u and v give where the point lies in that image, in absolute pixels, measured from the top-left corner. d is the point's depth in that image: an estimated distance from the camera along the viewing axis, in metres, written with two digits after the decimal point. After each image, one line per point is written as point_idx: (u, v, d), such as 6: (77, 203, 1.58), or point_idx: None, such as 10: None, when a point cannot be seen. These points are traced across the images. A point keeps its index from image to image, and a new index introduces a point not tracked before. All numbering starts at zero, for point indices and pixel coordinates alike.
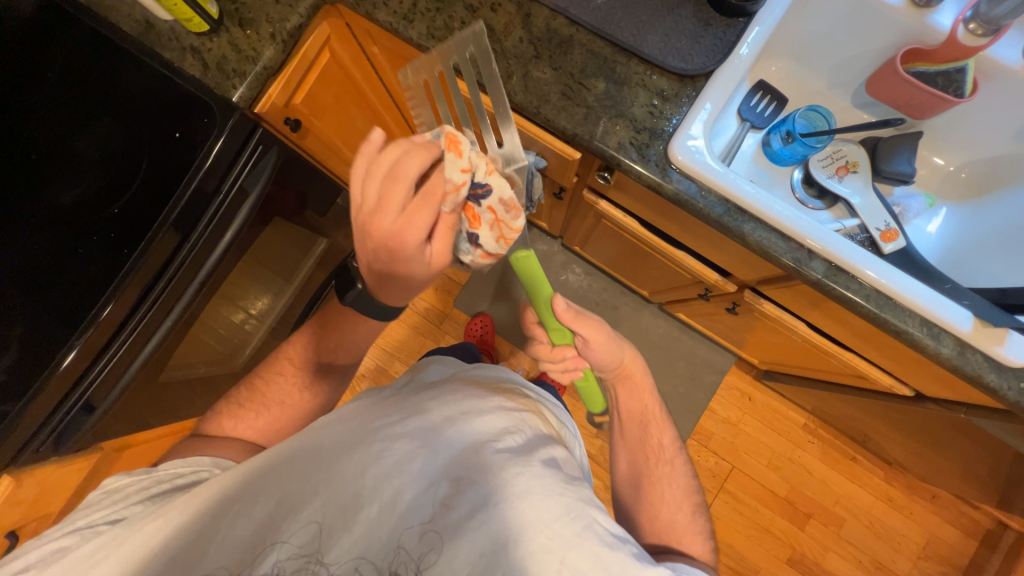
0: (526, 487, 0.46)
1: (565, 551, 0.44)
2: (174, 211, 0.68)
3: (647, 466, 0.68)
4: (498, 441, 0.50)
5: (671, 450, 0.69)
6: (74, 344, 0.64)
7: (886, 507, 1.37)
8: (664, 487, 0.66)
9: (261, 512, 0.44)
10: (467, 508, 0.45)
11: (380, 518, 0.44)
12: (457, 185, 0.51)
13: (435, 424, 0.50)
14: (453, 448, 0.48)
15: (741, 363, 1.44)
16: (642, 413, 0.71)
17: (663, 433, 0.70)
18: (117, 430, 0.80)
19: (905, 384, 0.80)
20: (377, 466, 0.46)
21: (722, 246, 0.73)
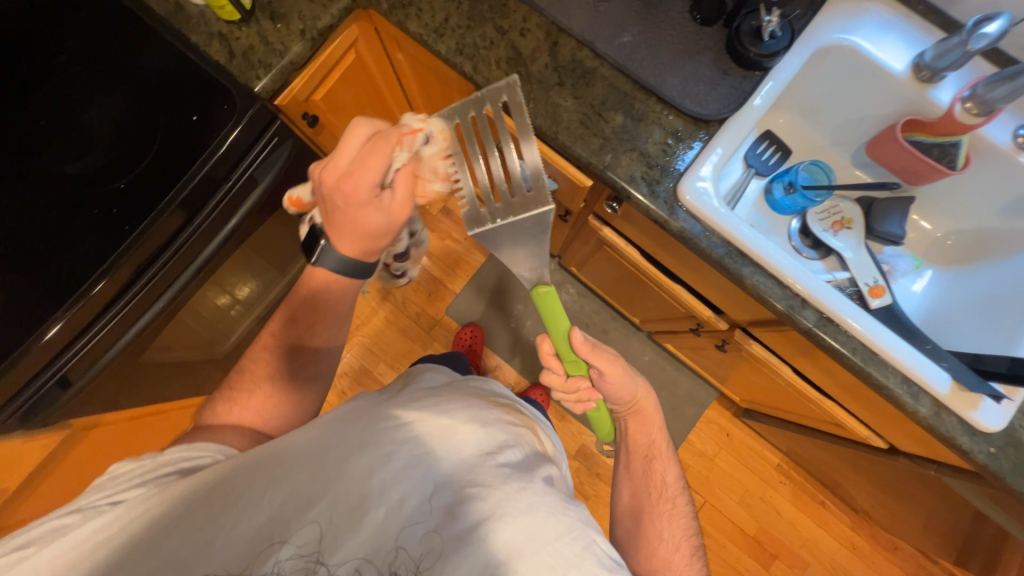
0: (529, 503, 0.46)
1: (566, 569, 0.45)
2: (184, 192, 0.67)
3: (649, 501, 0.68)
4: (501, 454, 0.50)
5: (674, 488, 0.69)
6: (59, 318, 0.62)
7: (850, 554, 1.39)
8: (663, 524, 0.66)
9: (267, 509, 0.43)
10: (472, 520, 0.44)
11: (383, 524, 0.43)
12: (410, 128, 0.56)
13: (439, 433, 0.49)
14: (457, 458, 0.48)
15: (722, 399, 1.46)
16: (648, 448, 0.71)
17: (667, 470, 0.70)
18: (88, 409, 0.78)
19: (880, 436, 0.82)
20: (383, 470, 0.45)
21: (718, 286, 0.75)
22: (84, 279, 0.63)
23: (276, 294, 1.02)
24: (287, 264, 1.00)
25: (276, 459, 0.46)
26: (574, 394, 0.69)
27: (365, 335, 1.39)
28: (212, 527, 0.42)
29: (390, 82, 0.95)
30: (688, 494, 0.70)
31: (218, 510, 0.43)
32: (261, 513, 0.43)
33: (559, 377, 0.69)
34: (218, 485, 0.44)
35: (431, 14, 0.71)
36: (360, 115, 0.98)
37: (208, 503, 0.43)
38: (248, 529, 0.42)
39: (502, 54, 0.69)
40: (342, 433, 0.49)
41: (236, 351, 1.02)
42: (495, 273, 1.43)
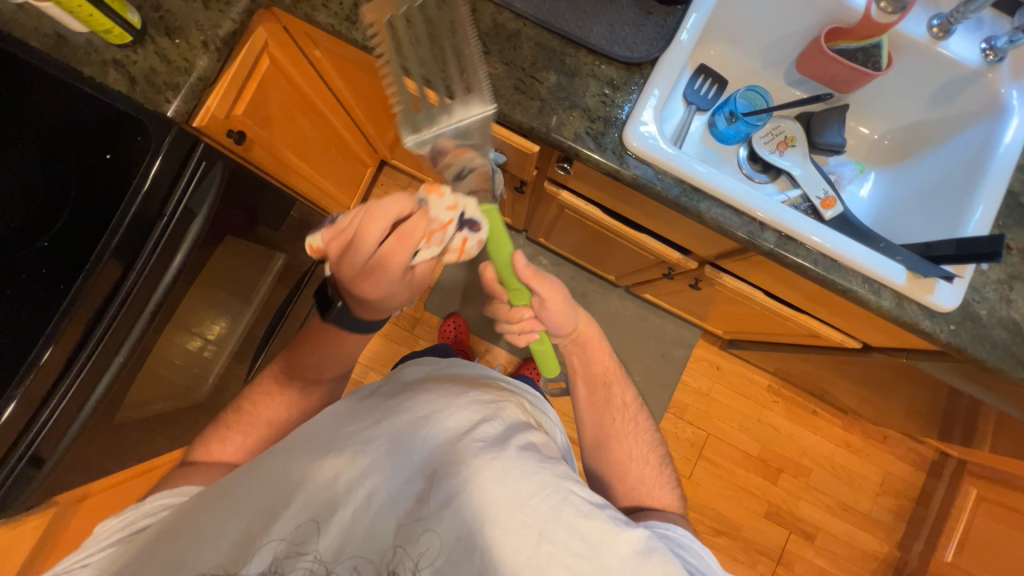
0: (500, 471, 0.47)
1: (544, 524, 0.46)
2: (114, 240, 0.63)
3: (614, 427, 0.70)
4: (473, 430, 0.51)
5: (632, 408, 0.72)
6: (12, 395, 0.58)
7: (846, 452, 1.48)
8: (629, 445, 0.69)
9: (234, 530, 0.44)
10: (441, 499, 0.46)
11: (356, 519, 0.45)
12: (443, 223, 0.52)
13: (406, 426, 0.50)
14: (426, 443, 0.49)
15: (707, 336, 1.51)
16: (605, 375, 0.73)
17: (625, 393, 0.72)
18: (73, 481, 0.74)
19: (854, 338, 0.86)
20: (349, 471, 0.47)
21: (681, 226, 0.76)
22: (30, 350, 0.60)
23: (247, 325, 0.98)
24: (251, 293, 0.96)
25: (246, 477, 0.48)
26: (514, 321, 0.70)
27: None
28: (179, 561, 0.43)
29: (312, 80, 0.92)
30: (648, 415, 0.74)
31: (187, 541, 0.44)
32: (232, 537, 0.44)
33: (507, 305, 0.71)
34: (197, 520, 0.45)
35: (338, 2, 0.67)
36: (290, 123, 0.94)
37: (171, 538, 0.44)
38: (218, 555, 0.43)
39: None
40: (310, 444, 0.50)
41: (218, 392, 0.99)
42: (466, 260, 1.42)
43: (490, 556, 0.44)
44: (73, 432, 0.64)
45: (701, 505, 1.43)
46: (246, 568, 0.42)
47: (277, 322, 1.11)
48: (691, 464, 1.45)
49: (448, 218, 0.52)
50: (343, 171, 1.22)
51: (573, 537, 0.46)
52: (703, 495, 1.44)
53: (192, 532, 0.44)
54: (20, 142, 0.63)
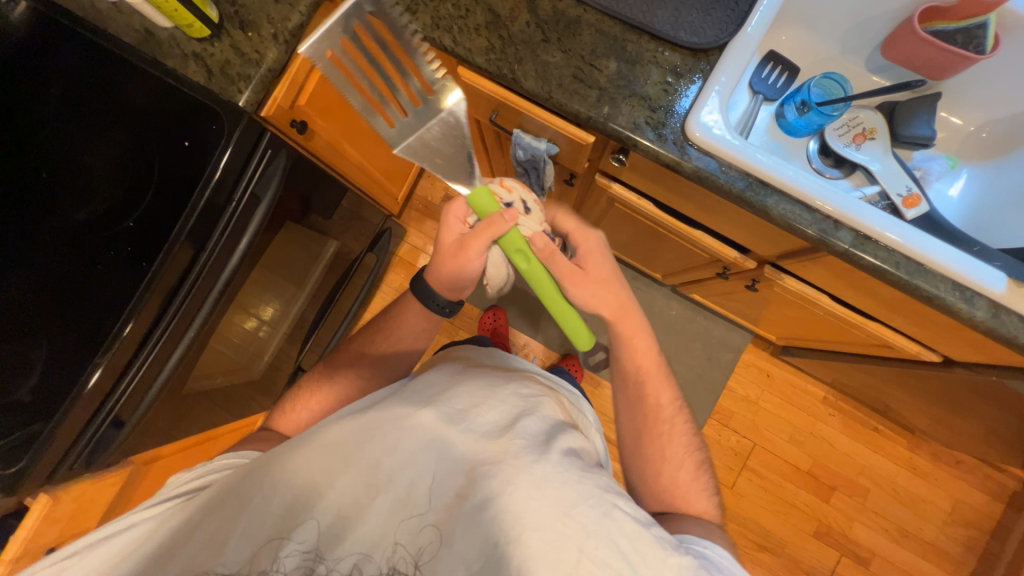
0: (541, 477, 0.47)
1: (584, 539, 0.45)
2: (189, 223, 0.67)
3: (646, 425, 0.66)
4: (514, 430, 0.51)
5: (668, 407, 0.67)
6: (100, 362, 0.64)
7: (910, 475, 1.37)
8: (664, 445, 0.65)
9: (279, 503, 0.47)
10: (478, 498, 0.46)
11: (393, 510, 0.47)
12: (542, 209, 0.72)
13: (449, 418, 0.51)
14: (466, 440, 0.49)
15: (757, 341, 1.43)
16: (638, 371, 0.68)
17: (661, 392, 0.67)
18: (146, 443, 0.81)
19: (932, 350, 0.79)
20: (389, 461, 0.48)
21: (741, 223, 0.72)
22: (114, 324, 0.65)
23: (300, 308, 1.03)
24: (304, 278, 1.00)
25: (298, 447, 0.50)
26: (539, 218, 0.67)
27: None
28: (229, 526, 0.46)
29: None
30: (687, 414, 0.68)
31: (236, 510, 0.46)
32: (275, 515, 0.46)
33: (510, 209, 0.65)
34: (246, 487, 0.48)
35: None
36: (347, 114, 0.97)
37: (222, 504, 0.47)
38: (264, 529, 0.45)
39: (481, 20, 0.66)
40: (352, 430, 0.50)
41: (272, 369, 1.05)
42: None
43: (525, 564, 0.44)
44: (148, 400, 0.70)
45: (743, 518, 1.37)
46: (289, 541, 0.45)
47: (327, 306, 1.16)
48: (734, 473, 1.39)
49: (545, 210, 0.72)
50: (392, 163, 1.25)
51: (614, 556, 0.45)
52: (745, 507, 1.37)
53: (246, 500, 0.47)
54: (111, 131, 0.69)
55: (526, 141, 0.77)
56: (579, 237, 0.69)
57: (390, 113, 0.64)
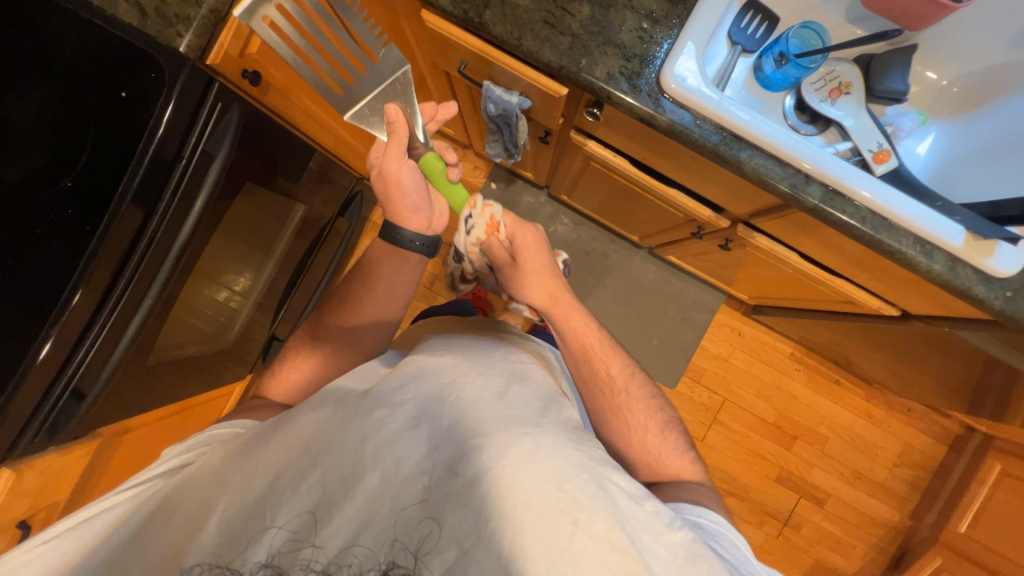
0: (532, 449, 0.47)
1: (577, 512, 0.45)
2: (132, 186, 0.62)
3: (608, 401, 0.70)
4: (505, 403, 0.52)
5: (621, 378, 0.71)
6: (47, 335, 0.60)
7: (866, 423, 1.46)
8: (628, 414, 0.69)
9: (257, 490, 0.44)
10: (472, 473, 0.45)
11: (381, 488, 0.45)
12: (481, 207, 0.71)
13: (438, 391, 0.52)
14: (455, 412, 0.50)
15: (730, 301, 1.47)
16: (585, 351, 0.72)
17: (610, 364, 0.71)
18: (114, 415, 0.78)
19: (892, 305, 0.82)
20: (379, 435, 0.47)
21: (717, 180, 0.71)
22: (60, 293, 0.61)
23: (272, 275, 1.00)
24: (271, 244, 0.97)
25: (280, 437, 0.48)
26: (473, 236, 0.74)
27: None
28: (207, 506, 0.43)
29: None
30: (640, 377, 0.73)
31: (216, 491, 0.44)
32: (254, 492, 0.44)
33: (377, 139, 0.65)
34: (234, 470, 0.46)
35: None
36: None
37: (210, 484, 0.45)
38: (243, 511, 0.43)
39: None
40: (337, 407, 0.50)
41: (243, 338, 1.03)
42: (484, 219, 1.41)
43: (520, 542, 0.43)
44: (109, 370, 0.67)
45: (713, 467, 1.45)
46: (252, 552, 0.41)
47: (299, 272, 1.13)
48: (705, 427, 1.46)
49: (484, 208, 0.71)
50: None
51: (609, 529, 0.46)
52: (715, 457, 1.45)
53: (227, 478, 0.45)
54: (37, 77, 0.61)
55: (497, 94, 0.73)
56: (516, 228, 0.74)
57: (336, 78, 0.63)
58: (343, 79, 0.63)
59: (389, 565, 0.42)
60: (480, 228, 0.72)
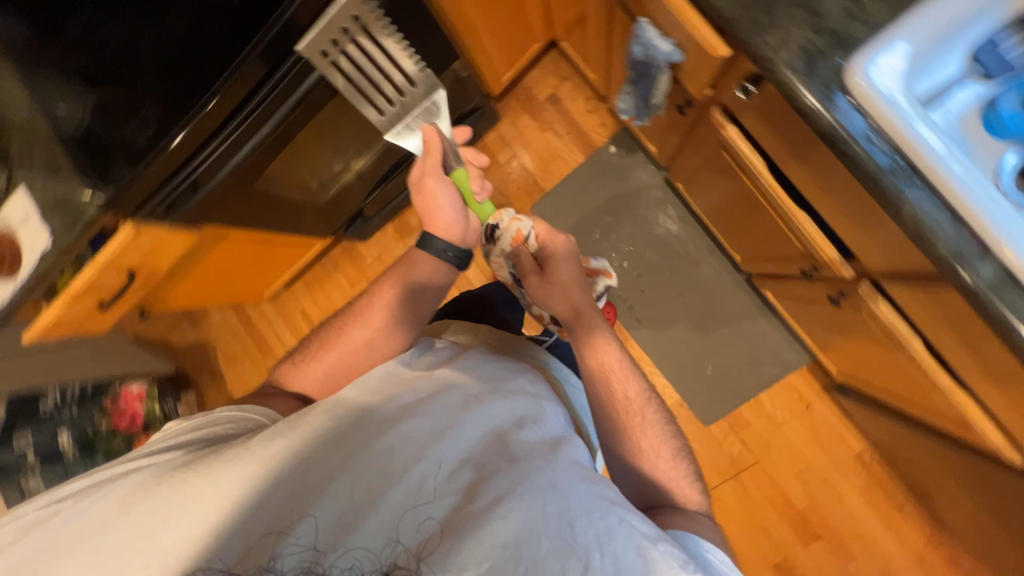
0: (548, 480, 0.48)
1: (589, 550, 0.43)
2: (266, 42, 0.68)
3: (619, 420, 0.67)
4: (520, 435, 0.54)
5: (638, 401, 0.68)
6: (180, 131, 0.70)
7: (912, 566, 1.24)
8: (638, 437, 0.66)
9: (270, 497, 0.47)
10: (488, 498, 0.46)
11: (396, 503, 0.47)
12: (509, 219, 0.80)
13: (459, 409, 0.55)
14: (470, 439, 0.52)
15: (814, 367, 1.29)
16: (604, 369, 0.70)
17: (628, 385, 0.69)
18: (218, 220, 0.92)
19: (1021, 452, 0.64)
20: (401, 450, 0.50)
21: (861, 217, 0.59)
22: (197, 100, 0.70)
23: (375, 152, 1.09)
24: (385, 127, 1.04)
25: (294, 442, 0.50)
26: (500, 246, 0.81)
27: None
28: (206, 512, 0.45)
29: None
30: (656, 400, 0.70)
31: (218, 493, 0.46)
32: (262, 500, 0.47)
33: (416, 159, 0.77)
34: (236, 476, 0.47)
35: None
36: None
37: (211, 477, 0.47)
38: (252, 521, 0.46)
39: None
40: (357, 416, 0.53)
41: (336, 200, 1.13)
42: (585, 183, 1.40)
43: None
44: (219, 176, 0.79)
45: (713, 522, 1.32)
46: (260, 555, 0.44)
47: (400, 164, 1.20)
48: (722, 478, 1.33)
49: (511, 220, 0.80)
50: (510, 39, 1.18)
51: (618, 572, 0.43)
52: (719, 513, 1.32)
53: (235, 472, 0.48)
54: None
55: (650, 37, 0.65)
56: (548, 240, 0.79)
57: (376, 104, 0.74)
58: (381, 108, 0.74)
59: (390, 566, 0.44)
60: (508, 239, 0.80)
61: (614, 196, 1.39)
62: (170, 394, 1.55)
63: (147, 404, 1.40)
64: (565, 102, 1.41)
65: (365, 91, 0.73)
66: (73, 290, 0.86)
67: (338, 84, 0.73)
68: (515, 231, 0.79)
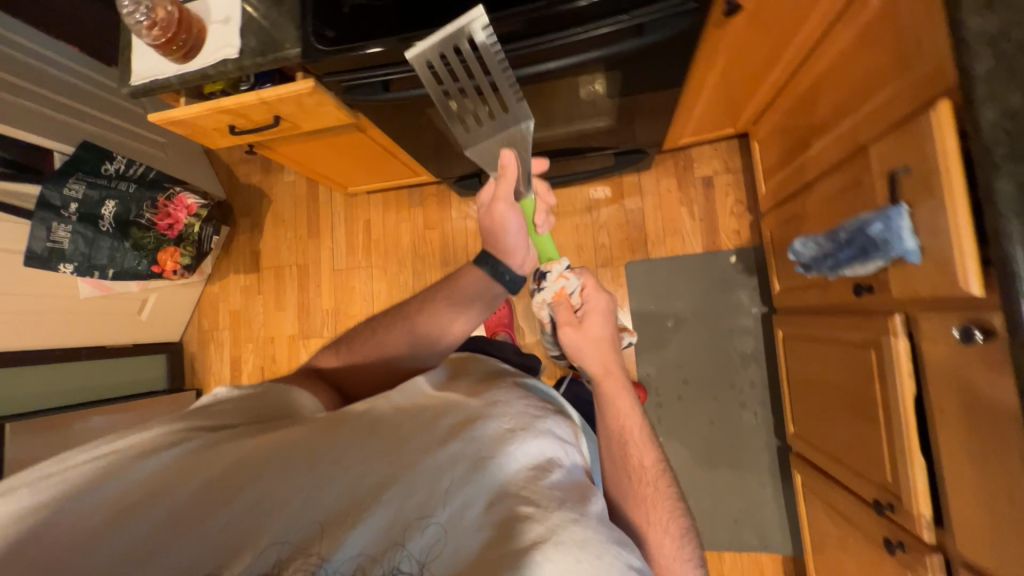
0: (577, 538, 0.42)
1: None
2: (529, 15, 0.67)
3: (633, 488, 0.64)
4: (548, 475, 0.48)
5: (653, 471, 0.65)
6: (419, 35, 0.68)
7: None
8: (650, 509, 0.62)
9: (266, 485, 0.46)
10: (510, 539, 0.41)
11: (408, 518, 0.43)
12: (559, 273, 0.80)
13: (485, 434, 0.50)
14: (492, 470, 0.47)
15: (790, 561, 1.25)
16: (620, 431, 0.68)
17: (644, 452, 0.67)
18: (381, 119, 0.89)
19: None
20: (423, 468, 0.46)
21: (999, 515, 0.55)
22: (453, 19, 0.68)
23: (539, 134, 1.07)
24: (563, 121, 1.02)
25: (295, 446, 0.50)
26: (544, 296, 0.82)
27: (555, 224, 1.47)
28: (193, 494, 0.46)
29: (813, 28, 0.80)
30: (669, 474, 0.67)
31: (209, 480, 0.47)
32: (255, 489, 0.46)
33: (489, 181, 0.73)
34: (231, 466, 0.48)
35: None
36: (755, 43, 0.83)
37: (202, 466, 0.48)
38: (235, 509, 0.45)
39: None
40: (367, 428, 0.52)
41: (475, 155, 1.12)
42: (687, 269, 1.38)
43: None
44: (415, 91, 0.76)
45: None
46: (245, 546, 0.42)
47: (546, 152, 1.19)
48: None
49: (561, 272, 0.81)
50: (714, 112, 1.15)
51: None
52: None
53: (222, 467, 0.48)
54: None
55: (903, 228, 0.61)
56: (590, 294, 0.78)
57: (463, 127, 0.71)
58: (467, 133, 0.72)
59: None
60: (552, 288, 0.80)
61: (705, 298, 1.37)
62: (215, 220, 1.56)
63: (191, 218, 1.44)
64: (717, 191, 1.37)
65: (461, 117, 0.71)
66: (222, 104, 0.84)
67: (431, 92, 0.68)
68: (559, 289, 0.80)
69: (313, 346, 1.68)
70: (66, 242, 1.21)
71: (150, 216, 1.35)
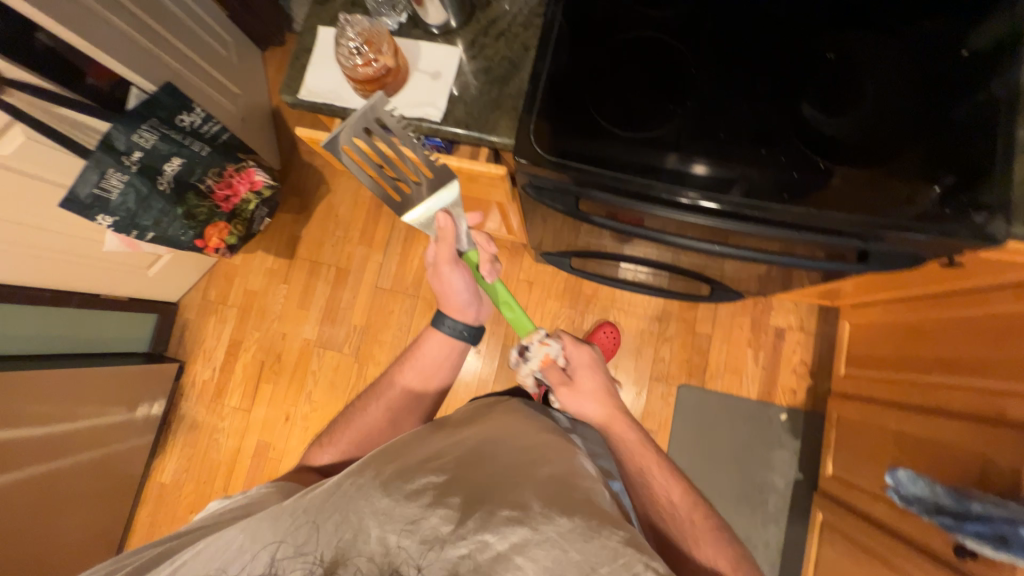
0: (560, 530, 0.45)
1: None
2: (772, 204, 0.61)
3: (672, 532, 0.71)
4: (527, 485, 0.51)
5: (685, 503, 0.74)
6: (655, 186, 0.62)
7: None
8: (692, 546, 0.70)
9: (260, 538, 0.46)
10: (497, 537, 0.44)
11: (395, 530, 0.45)
12: (542, 342, 0.77)
13: (461, 464, 0.53)
14: (470, 483, 0.50)
15: None
16: (641, 471, 0.76)
17: (670, 488, 0.75)
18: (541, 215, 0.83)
19: None
20: (399, 488, 0.49)
21: None
22: (696, 183, 0.62)
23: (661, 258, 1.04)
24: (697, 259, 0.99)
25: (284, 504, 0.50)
26: (529, 366, 0.79)
27: (622, 322, 1.44)
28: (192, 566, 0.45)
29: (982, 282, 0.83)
30: (693, 488, 0.76)
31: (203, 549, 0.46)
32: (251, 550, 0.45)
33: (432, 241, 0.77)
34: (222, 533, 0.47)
35: None
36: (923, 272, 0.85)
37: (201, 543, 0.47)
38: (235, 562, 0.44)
39: None
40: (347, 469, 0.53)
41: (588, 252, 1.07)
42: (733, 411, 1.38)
43: None
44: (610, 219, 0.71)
45: None
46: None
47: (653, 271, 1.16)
48: None
49: (544, 341, 0.77)
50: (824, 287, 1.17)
51: None
52: None
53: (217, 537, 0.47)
54: (897, 104, 0.64)
55: None
56: (573, 350, 0.81)
57: (393, 190, 0.68)
58: (395, 196, 0.69)
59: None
60: (537, 359, 0.78)
61: (744, 444, 1.37)
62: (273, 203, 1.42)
63: (251, 194, 1.31)
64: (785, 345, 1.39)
65: (383, 183, 0.67)
66: None
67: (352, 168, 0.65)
68: (544, 357, 0.78)
69: (327, 358, 1.55)
70: (115, 193, 1.04)
71: (211, 183, 1.21)
